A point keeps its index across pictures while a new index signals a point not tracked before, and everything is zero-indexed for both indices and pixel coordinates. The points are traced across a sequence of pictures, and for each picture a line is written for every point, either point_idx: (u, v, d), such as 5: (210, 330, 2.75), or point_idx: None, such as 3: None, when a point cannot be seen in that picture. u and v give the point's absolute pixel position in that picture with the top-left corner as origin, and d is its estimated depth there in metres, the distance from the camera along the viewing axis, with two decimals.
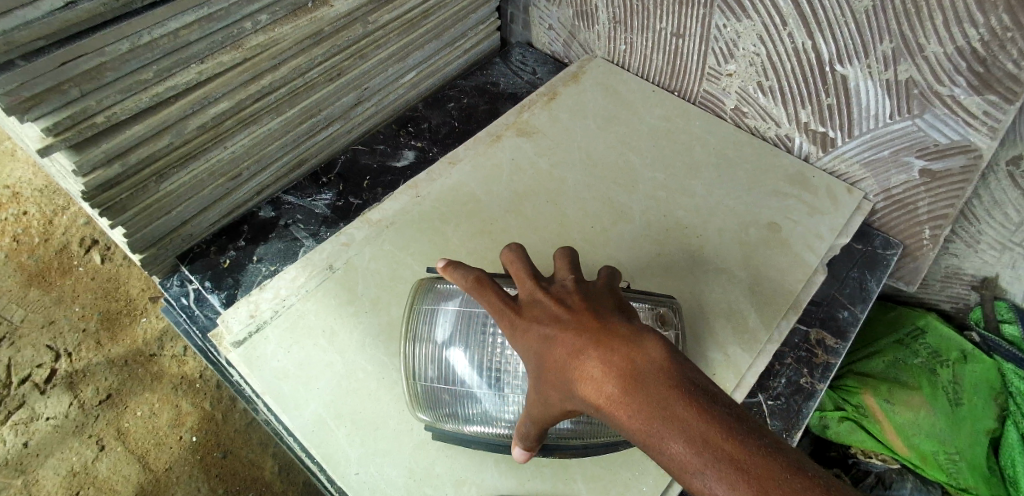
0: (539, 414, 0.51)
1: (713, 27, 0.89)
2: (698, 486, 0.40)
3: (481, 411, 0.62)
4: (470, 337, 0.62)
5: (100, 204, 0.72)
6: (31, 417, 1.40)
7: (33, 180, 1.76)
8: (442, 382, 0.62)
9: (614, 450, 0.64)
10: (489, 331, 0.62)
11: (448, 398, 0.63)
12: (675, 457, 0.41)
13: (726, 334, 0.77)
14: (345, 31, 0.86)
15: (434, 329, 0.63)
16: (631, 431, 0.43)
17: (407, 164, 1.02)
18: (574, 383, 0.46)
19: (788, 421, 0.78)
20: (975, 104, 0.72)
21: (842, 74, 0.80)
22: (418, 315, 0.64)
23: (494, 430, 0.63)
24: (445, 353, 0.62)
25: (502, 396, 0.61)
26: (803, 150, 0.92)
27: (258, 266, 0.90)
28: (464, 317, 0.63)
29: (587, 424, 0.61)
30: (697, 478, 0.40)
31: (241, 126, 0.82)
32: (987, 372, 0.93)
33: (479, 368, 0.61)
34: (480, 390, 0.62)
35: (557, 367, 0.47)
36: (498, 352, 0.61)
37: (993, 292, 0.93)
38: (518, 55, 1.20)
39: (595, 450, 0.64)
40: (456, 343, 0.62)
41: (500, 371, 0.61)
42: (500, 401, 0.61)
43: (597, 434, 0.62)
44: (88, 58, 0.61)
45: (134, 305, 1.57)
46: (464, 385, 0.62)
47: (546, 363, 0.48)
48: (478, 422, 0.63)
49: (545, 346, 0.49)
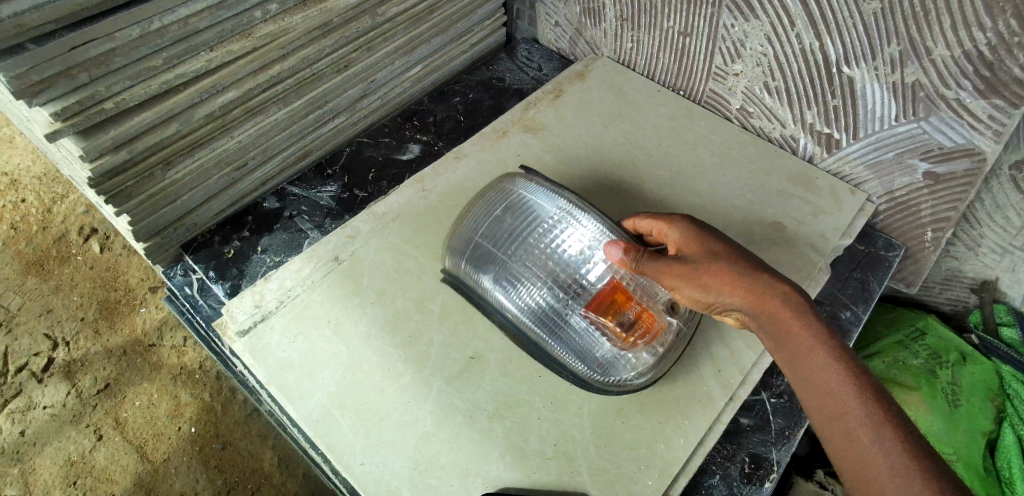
0: (682, 285, 0.64)
1: (720, 26, 0.89)
2: (834, 378, 0.56)
3: (490, 287, 0.71)
4: (519, 210, 0.71)
5: (106, 191, 0.71)
6: (28, 405, 1.40)
7: (32, 167, 1.74)
8: (479, 237, 0.72)
9: (556, 373, 0.69)
10: (532, 216, 0.70)
11: (474, 251, 0.72)
12: (861, 366, 0.57)
13: (730, 331, 0.77)
14: (354, 22, 0.86)
15: (507, 192, 0.73)
16: (853, 355, 0.58)
17: (412, 157, 1.02)
18: (752, 283, 0.61)
19: (790, 418, 0.77)
20: (981, 107, 0.72)
21: (849, 75, 0.80)
22: (499, 183, 0.75)
23: (485, 296, 0.72)
24: (498, 209, 0.72)
25: (508, 272, 0.69)
26: (808, 151, 0.93)
27: (262, 257, 0.90)
28: (522, 197, 0.72)
29: (546, 328, 0.68)
30: (836, 370, 0.56)
31: (248, 116, 0.82)
32: (984, 374, 0.94)
33: (513, 243, 0.69)
34: (500, 254, 0.70)
35: (737, 269, 0.62)
36: (530, 233, 0.69)
37: (993, 295, 0.94)
38: (524, 51, 1.21)
39: (544, 358, 0.69)
40: (508, 202, 0.72)
41: (524, 252, 0.69)
42: (505, 273, 0.69)
43: (550, 344, 0.68)
44: (98, 44, 0.61)
45: (133, 295, 1.56)
46: (488, 246, 0.71)
47: (723, 262, 0.63)
48: (481, 288, 0.72)
49: (731, 253, 0.64)
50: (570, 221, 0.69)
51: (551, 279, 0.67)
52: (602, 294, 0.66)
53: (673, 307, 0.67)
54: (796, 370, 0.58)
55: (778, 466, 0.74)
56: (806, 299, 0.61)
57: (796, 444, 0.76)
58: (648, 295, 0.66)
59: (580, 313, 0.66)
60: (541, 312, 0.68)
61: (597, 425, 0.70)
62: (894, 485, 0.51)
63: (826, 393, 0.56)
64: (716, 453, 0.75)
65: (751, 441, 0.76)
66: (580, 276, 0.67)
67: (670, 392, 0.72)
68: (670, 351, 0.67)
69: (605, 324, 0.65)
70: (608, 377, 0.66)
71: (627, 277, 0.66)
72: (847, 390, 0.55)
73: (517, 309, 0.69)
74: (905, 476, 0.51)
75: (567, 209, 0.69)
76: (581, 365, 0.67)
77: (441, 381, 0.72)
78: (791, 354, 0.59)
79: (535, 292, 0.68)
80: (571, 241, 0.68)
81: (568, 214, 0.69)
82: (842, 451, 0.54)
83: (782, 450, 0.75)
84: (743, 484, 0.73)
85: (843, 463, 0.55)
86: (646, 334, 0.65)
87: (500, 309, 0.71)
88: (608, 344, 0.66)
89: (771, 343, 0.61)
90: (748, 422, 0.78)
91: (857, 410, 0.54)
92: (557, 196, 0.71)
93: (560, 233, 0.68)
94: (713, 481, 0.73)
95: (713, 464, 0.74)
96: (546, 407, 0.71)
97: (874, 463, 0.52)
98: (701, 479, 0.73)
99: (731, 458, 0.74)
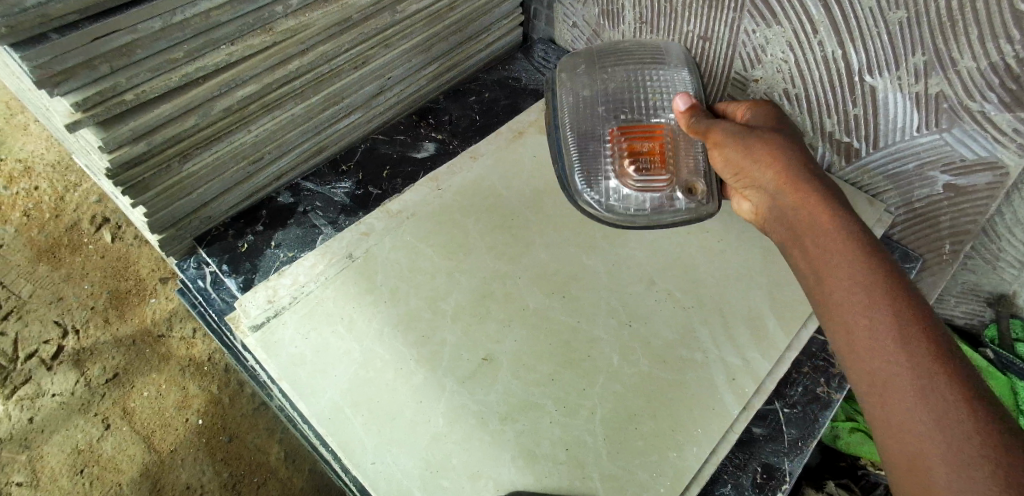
0: (724, 147, 0.69)
1: (741, 31, 0.89)
2: (864, 273, 0.54)
3: (571, 82, 0.86)
4: (628, 51, 0.87)
5: (123, 183, 0.71)
6: (37, 393, 1.40)
7: (45, 155, 1.75)
8: (603, 50, 0.88)
9: (570, 190, 0.80)
10: (646, 72, 0.84)
11: (579, 58, 0.88)
12: (896, 269, 0.54)
13: (745, 339, 0.76)
14: (373, 19, 0.86)
15: (648, 47, 0.86)
16: (890, 258, 0.56)
17: (427, 155, 1.02)
18: (793, 165, 0.63)
19: (804, 429, 0.77)
20: (1006, 120, 0.71)
21: (870, 85, 0.79)
22: (650, 45, 0.87)
23: (567, 102, 0.84)
24: (614, 47, 0.88)
25: (593, 84, 0.85)
26: (826, 159, 0.92)
27: (275, 252, 0.90)
28: (650, 54, 0.86)
29: (584, 155, 0.80)
30: (865, 266, 0.55)
31: (266, 110, 0.81)
32: (998, 389, 0.95)
33: (611, 63, 0.86)
34: (595, 68, 0.86)
35: (783, 152, 0.65)
36: (626, 78, 0.84)
37: (1010, 310, 0.92)
38: (540, 51, 1.21)
39: (573, 192, 0.80)
40: (631, 45, 0.87)
41: (612, 78, 0.85)
42: (592, 84, 0.85)
43: (582, 171, 0.79)
44: (120, 35, 0.60)
45: (143, 285, 1.57)
46: (588, 70, 0.86)
47: (773, 143, 0.65)
48: (568, 94, 0.85)
49: (783, 139, 0.66)
50: (666, 84, 0.83)
51: (615, 104, 0.83)
52: (645, 129, 0.80)
53: (684, 186, 0.77)
54: (823, 260, 0.58)
55: (791, 477, 0.73)
56: (846, 202, 0.61)
57: (809, 455, 0.75)
58: (671, 171, 0.78)
59: (610, 134, 0.81)
60: (605, 114, 0.82)
61: (610, 431, 0.69)
62: (909, 381, 0.49)
63: (853, 286, 0.54)
64: (728, 462, 0.74)
65: (764, 450, 0.75)
66: (641, 114, 0.82)
67: (682, 400, 0.72)
68: (660, 213, 0.77)
69: (622, 146, 0.80)
70: (605, 211, 0.78)
71: (669, 149, 0.79)
72: (874, 287, 0.53)
73: (576, 105, 0.83)
74: (923, 375, 0.48)
75: (667, 73, 0.84)
76: (582, 182, 0.79)
77: (453, 382, 0.72)
78: (822, 246, 0.58)
79: (601, 94, 0.84)
80: (657, 93, 0.83)
81: (667, 73, 0.84)
82: (860, 348, 0.52)
83: (795, 461, 0.75)
84: (755, 493, 0.72)
85: (858, 360, 0.53)
86: (648, 174, 0.77)
87: (562, 100, 0.84)
88: (614, 174, 0.79)
89: (801, 235, 0.61)
90: (761, 431, 0.77)
91: (882, 310, 0.52)
92: (677, 73, 0.84)
93: (653, 89, 0.83)
94: (724, 490, 0.72)
95: (725, 473, 0.73)
96: (559, 411, 0.70)
97: (891, 357, 0.50)
98: (713, 487, 0.73)
99: (742, 467, 0.74)
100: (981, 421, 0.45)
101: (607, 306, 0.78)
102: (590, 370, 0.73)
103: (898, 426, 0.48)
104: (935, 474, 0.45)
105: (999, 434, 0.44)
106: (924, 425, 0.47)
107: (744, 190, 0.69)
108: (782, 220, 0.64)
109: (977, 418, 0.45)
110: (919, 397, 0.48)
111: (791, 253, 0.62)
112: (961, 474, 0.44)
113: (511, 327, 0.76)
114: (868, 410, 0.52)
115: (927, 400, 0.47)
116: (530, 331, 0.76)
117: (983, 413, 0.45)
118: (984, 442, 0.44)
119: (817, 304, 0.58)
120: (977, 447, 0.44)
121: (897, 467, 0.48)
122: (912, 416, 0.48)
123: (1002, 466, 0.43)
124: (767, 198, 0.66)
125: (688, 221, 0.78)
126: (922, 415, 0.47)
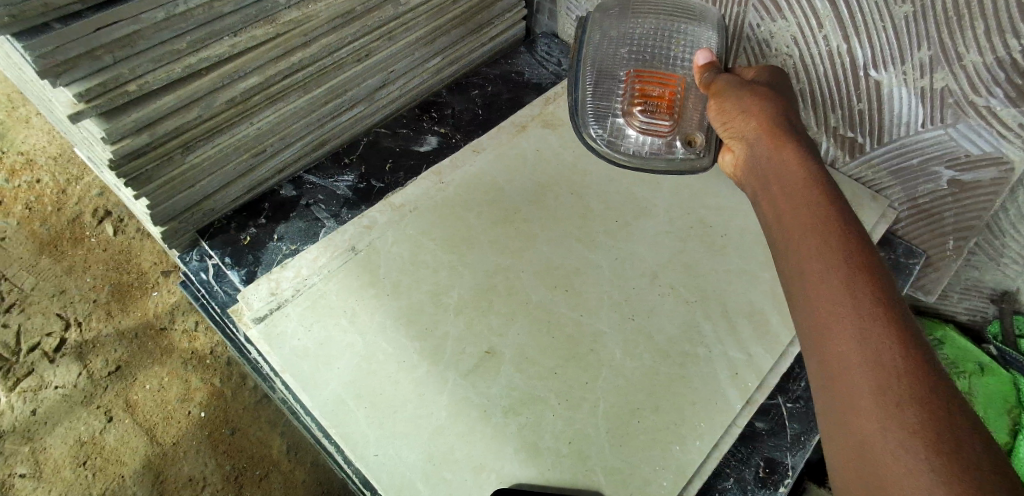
0: (722, 97, 0.71)
1: (747, 25, 0.89)
2: (821, 219, 0.53)
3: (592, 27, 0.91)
4: (659, 5, 0.92)
5: (126, 174, 0.71)
6: (40, 385, 1.41)
7: (47, 148, 1.75)
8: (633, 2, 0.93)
9: (575, 123, 0.85)
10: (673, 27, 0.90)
11: (612, 10, 0.93)
12: (854, 221, 0.52)
13: (748, 334, 0.76)
14: (376, 11, 0.85)
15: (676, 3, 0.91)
16: (849, 211, 0.54)
17: (430, 149, 1.02)
18: (776, 117, 0.64)
19: (807, 424, 0.77)
20: (1011, 115, 0.69)
21: (876, 79, 0.78)
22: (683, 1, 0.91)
23: (594, 41, 0.90)
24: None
25: (621, 32, 0.90)
26: (830, 155, 0.92)
27: (277, 245, 0.90)
28: (680, 11, 0.91)
29: (597, 94, 0.87)
30: (825, 214, 0.53)
31: (269, 102, 0.81)
32: (1002, 386, 0.93)
33: (643, 11, 0.91)
34: (626, 19, 0.91)
35: (771, 106, 0.65)
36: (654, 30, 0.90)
37: (1012, 306, 0.91)
38: (543, 46, 1.19)
39: (581, 124, 0.85)
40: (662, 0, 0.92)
41: (642, 25, 0.90)
42: (617, 33, 0.91)
43: (591, 108, 0.86)
44: (123, 25, 0.60)
45: (145, 278, 1.57)
46: (621, 16, 0.92)
47: (765, 97, 0.67)
48: (599, 31, 0.91)
49: (776, 96, 0.67)
50: (692, 38, 0.88)
51: (636, 53, 0.89)
52: (662, 76, 0.86)
53: (685, 137, 0.82)
54: (788, 206, 0.56)
55: (793, 471, 0.73)
56: (820, 159, 0.59)
57: (811, 450, 0.75)
58: (675, 119, 0.83)
59: (625, 75, 0.87)
60: (625, 64, 0.88)
61: (613, 425, 0.69)
62: (847, 319, 0.46)
63: (810, 230, 0.53)
64: (731, 456, 0.74)
65: (767, 445, 0.75)
66: (661, 65, 0.87)
67: (684, 395, 0.72)
68: (654, 158, 0.83)
69: (634, 87, 0.86)
70: (604, 148, 0.84)
71: (677, 101, 0.84)
72: (831, 232, 0.52)
73: (600, 46, 0.90)
74: (862, 315, 0.46)
75: (694, 29, 0.88)
76: (591, 118, 0.85)
77: (456, 376, 0.72)
78: (788, 193, 0.57)
79: (627, 42, 0.89)
80: (680, 46, 0.88)
81: (694, 29, 0.88)
82: (807, 290, 0.51)
83: (797, 455, 0.75)
84: (758, 487, 0.72)
85: (804, 300, 0.51)
86: (649, 118, 0.83)
87: (588, 41, 0.90)
88: (618, 113, 0.85)
89: (771, 183, 0.60)
90: (763, 426, 0.77)
91: (832, 254, 0.50)
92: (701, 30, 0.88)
93: (678, 41, 0.89)
94: (727, 484, 0.72)
95: (728, 467, 0.73)
96: (562, 405, 0.70)
97: (834, 296, 0.48)
98: (716, 481, 0.73)
99: (745, 461, 0.74)
100: (914, 364, 0.43)
101: (610, 300, 0.78)
102: (593, 365, 0.73)
103: (834, 364, 0.46)
104: (861, 412, 0.43)
105: (931, 379, 0.42)
106: (856, 362, 0.45)
107: (729, 141, 0.70)
108: (757, 169, 0.63)
109: (910, 360, 0.43)
110: (854, 337, 0.45)
111: (762, 202, 0.62)
112: (886, 411, 0.41)
113: (513, 321, 0.76)
114: (809, 350, 0.50)
115: (862, 339, 0.45)
116: (532, 326, 0.76)
117: (916, 357, 0.43)
118: (913, 384, 0.42)
119: (778, 250, 0.57)
120: (905, 387, 0.42)
121: (830, 406, 0.46)
122: (847, 352, 0.45)
123: (929, 409, 0.40)
124: (747, 147, 0.66)
125: (680, 171, 0.82)
126: (854, 353, 0.45)
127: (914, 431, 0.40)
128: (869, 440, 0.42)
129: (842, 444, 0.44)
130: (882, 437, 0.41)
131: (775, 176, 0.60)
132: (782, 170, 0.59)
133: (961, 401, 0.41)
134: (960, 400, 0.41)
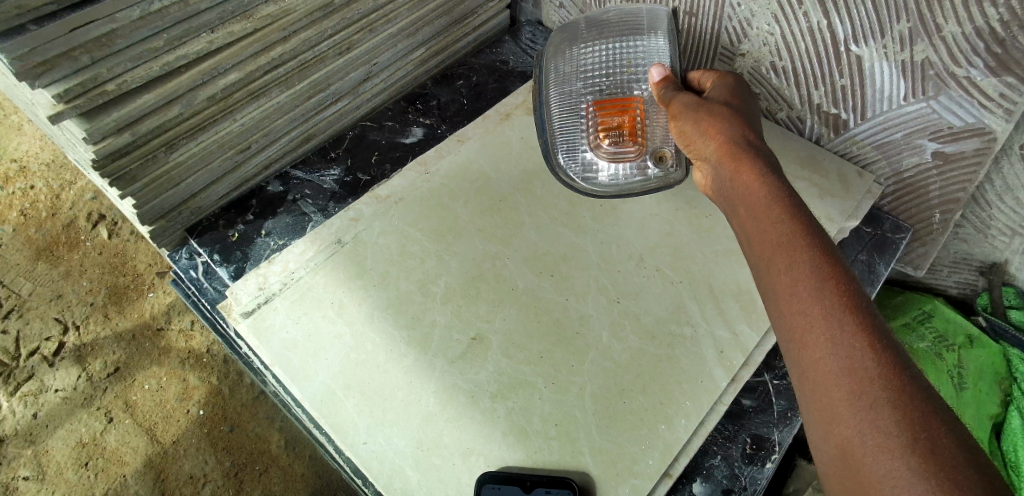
0: (680, 121, 0.69)
1: (726, 5, 0.86)
2: (783, 231, 0.53)
3: (547, 60, 0.87)
4: (610, 19, 0.85)
5: (111, 174, 0.72)
6: (40, 389, 1.43)
7: (40, 154, 1.76)
8: (582, 21, 0.87)
9: (551, 167, 0.82)
10: (625, 42, 0.83)
11: (564, 35, 0.88)
12: (817, 228, 0.53)
13: (733, 312, 0.76)
14: (355, 4, 0.84)
15: (628, 13, 0.84)
16: (811, 216, 0.54)
17: (415, 140, 1.03)
18: (734, 135, 0.63)
19: (793, 400, 0.77)
20: (991, 85, 0.68)
21: (857, 54, 0.76)
22: (634, 11, 0.84)
23: (549, 75, 0.86)
24: (596, 15, 0.86)
25: (574, 60, 0.85)
26: (815, 132, 0.91)
27: (265, 240, 0.92)
28: (632, 20, 0.84)
29: (563, 130, 0.82)
30: (788, 224, 0.53)
31: (251, 98, 0.81)
32: (992, 357, 0.92)
33: (593, 35, 0.85)
34: (579, 42, 0.86)
35: (726, 123, 0.64)
36: (607, 51, 0.84)
37: (1002, 278, 0.91)
38: (528, 33, 1.19)
39: (555, 163, 0.82)
40: (612, 12, 0.85)
41: (593, 52, 0.84)
42: (571, 61, 0.85)
43: (560, 146, 0.82)
44: (99, 24, 0.60)
45: (140, 280, 1.58)
46: (572, 40, 0.86)
47: (721, 115, 0.65)
48: (552, 63, 0.86)
49: (732, 110, 0.66)
50: (644, 54, 0.82)
51: (593, 79, 0.83)
52: (620, 101, 0.81)
53: (654, 157, 0.78)
54: (753, 221, 0.56)
55: (780, 447, 0.74)
56: (778, 166, 0.59)
57: (797, 426, 0.76)
58: (643, 142, 0.79)
59: (586, 108, 0.82)
60: (582, 93, 0.83)
61: (599, 406, 0.70)
62: (820, 330, 0.47)
63: (775, 244, 0.53)
64: (718, 433, 0.75)
65: (754, 422, 0.76)
66: (620, 86, 0.82)
67: (671, 374, 0.72)
68: (629, 183, 0.79)
69: (594, 119, 0.81)
70: (583, 182, 0.81)
71: (639, 122, 0.80)
72: (795, 243, 0.52)
73: (556, 78, 0.85)
74: (830, 330, 0.46)
75: (645, 43, 0.82)
76: (562, 155, 0.82)
77: (444, 363, 0.72)
78: (752, 208, 0.57)
79: (582, 69, 0.84)
80: (635, 64, 0.82)
81: (644, 43, 0.82)
82: (782, 305, 0.51)
83: (784, 431, 0.75)
84: (745, 463, 0.73)
85: (780, 317, 0.51)
86: (619, 148, 0.79)
87: (544, 74, 0.86)
88: (587, 147, 0.81)
89: (735, 199, 0.60)
90: (750, 403, 0.78)
91: (797, 271, 0.50)
92: (655, 41, 0.81)
93: (632, 59, 0.82)
94: (715, 462, 0.73)
95: (715, 444, 0.74)
96: (549, 388, 0.71)
97: (805, 309, 0.49)
98: (703, 459, 0.73)
99: (732, 439, 0.75)
100: (887, 367, 0.44)
101: (597, 284, 0.78)
102: (580, 348, 0.74)
103: (812, 378, 0.47)
104: (844, 419, 0.44)
105: (904, 381, 0.43)
106: (833, 371, 0.45)
107: (695, 162, 0.68)
108: (722, 187, 0.62)
109: (882, 363, 0.44)
110: (827, 345, 0.46)
111: (731, 218, 0.61)
112: (866, 416, 0.42)
113: (500, 308, 0.77)
114: (789, 364, 0.50)
115: (836, 349, 0.46)
116: (519, 312, 0.76)
117: (887, 360, 0.44)
118: (888, 387, 0.43)
119: (752, 265, 0.57)
120: (879, 391, 0.43)
121: (813, 418, 0.47)
122: (822, 361, 0.46)
123: (907, 412, 0.41)
124: (710, 170, 0.65)
125: (658, 189, 0.79)
126: (831, 369, 0.45)
127: (893, 433, 0.41)
128: (852, 446, 0.43)
129: (825, 452, 0.45)
130: (863, 442, 0.42)
131: (737, 194, 0.59)
132: (743, 190, 0.58)
133: (935, 402, 0.42)
134: (932, 398, 0.42)
